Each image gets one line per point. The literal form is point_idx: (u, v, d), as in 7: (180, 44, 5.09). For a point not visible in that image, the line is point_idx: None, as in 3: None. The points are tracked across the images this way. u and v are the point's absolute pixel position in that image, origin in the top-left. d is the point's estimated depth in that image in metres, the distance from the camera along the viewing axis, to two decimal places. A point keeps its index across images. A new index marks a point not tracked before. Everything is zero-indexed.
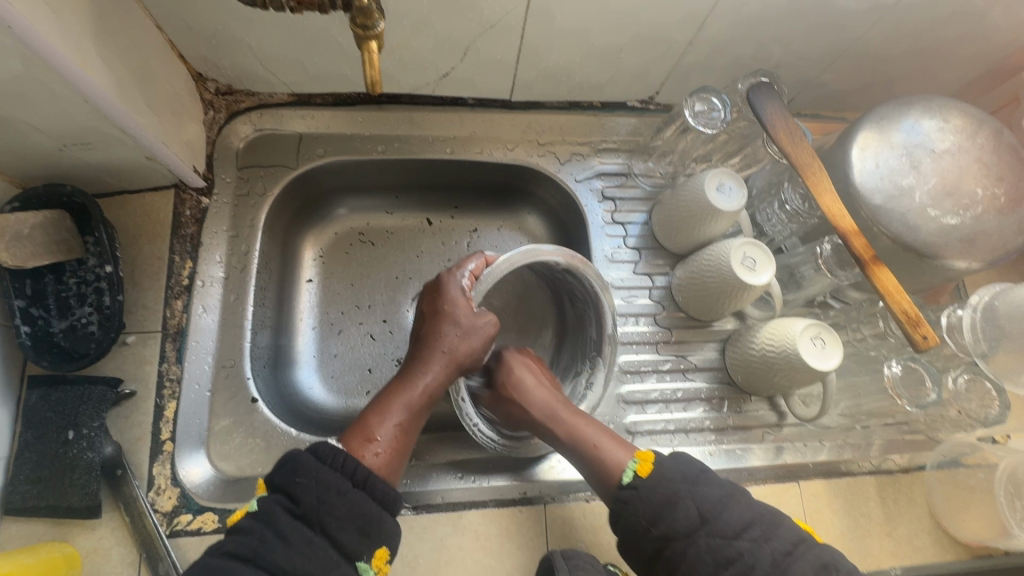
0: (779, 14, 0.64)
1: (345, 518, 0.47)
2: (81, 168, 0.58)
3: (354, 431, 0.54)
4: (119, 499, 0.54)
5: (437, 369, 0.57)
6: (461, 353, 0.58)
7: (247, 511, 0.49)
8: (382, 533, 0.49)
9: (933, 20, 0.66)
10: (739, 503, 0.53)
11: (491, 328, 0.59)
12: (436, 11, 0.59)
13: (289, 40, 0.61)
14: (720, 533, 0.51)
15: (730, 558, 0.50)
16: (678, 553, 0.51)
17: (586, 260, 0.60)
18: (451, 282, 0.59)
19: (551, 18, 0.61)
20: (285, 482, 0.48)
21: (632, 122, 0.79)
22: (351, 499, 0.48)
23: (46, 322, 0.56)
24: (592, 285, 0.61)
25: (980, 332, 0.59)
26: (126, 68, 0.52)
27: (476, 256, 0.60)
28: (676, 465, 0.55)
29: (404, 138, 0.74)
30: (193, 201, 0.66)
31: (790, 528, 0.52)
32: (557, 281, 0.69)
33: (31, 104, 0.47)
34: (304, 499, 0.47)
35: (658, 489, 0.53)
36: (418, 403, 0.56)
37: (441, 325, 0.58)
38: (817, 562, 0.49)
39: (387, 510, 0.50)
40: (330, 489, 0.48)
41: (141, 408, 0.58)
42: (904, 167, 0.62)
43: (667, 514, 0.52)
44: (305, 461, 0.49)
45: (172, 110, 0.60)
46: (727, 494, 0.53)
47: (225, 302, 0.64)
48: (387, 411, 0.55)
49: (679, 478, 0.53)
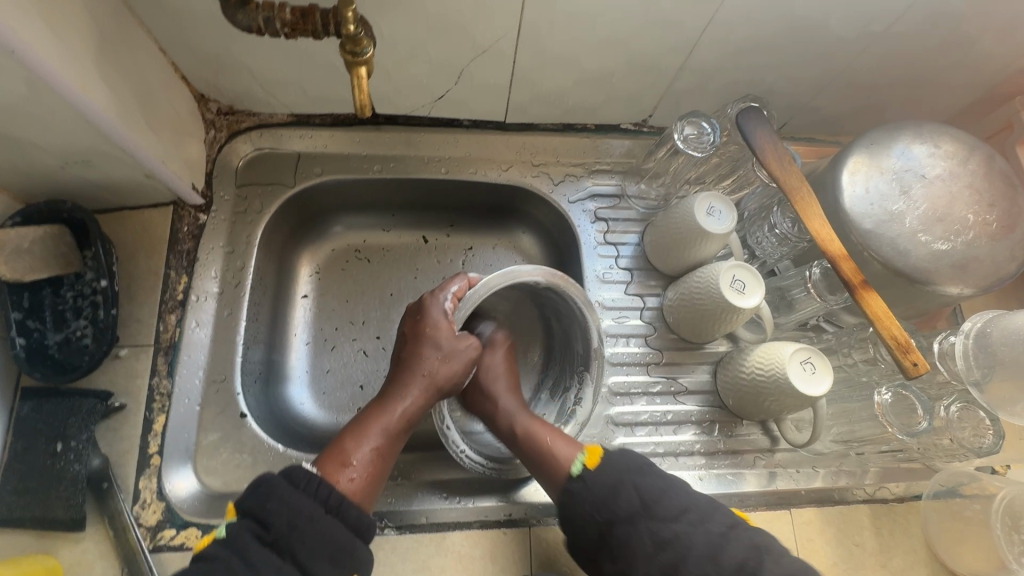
0: (767, 41, 0.65)
1: (316, 545, 0.48)
2: (83, 185, 0.59)
3: (330, 455, 0.54)
4: (104, 512, 0.54)
5: (416, 393, 0.58)
6: (440, 376, 0.59)
7: (214, 538, 0.49)
8: (355, 560, 0.49)
9: (922, 47, 0.67)
10: (676, 491, 0.54)
11: (472, 350, 0.61)
12: (430, 37, 0.60)
13: (288, 64, 0.63)
14: (658, 518, 0.52)
15: (666, 541, 0.51)
16: (622, 537, 0.53)
17: (567, 276, 0.61)
18: (433, 304, 0.60)
19: (542, 44, 0.63)
20: (257, 507, 0.49)
21: (626, 145, 0.80)
22: (323, 525, 0.49)
23: (41, 334, 0.57)
24: (575, 301, 0.62)
25: (974, 358, 0.58)
26: (128, 91, 0.54)
27: (459, 278, 0.61)
28: (620, 455, 0.57)
29: (401, 158, 0.75)
30: (191, 217, 0.68)
31: (727, 514, 0.53)
32: (541, 298, 0.69)
33: (36, 126, 0.49)
34: (275, 526, 0.48)
35: (604, 478, 0.55)
36: (396, 427, 0.57)
37: (422, 348, 0.59)
38: (750, 543, 0.50)
39: (360, 538, 0.50)
40: (301, 515, 0.48)
41: (131, 421, 0.58)
42: (894, 193, 0.62)
43: (610, 501, 0.54)
44: (277, 486, 0.50)
45: (173, 130, 0.62)
46: (667, 483, 0.55)
47: (218, 317, 0.65)
48: (364, 436, 0.56)
49: (623, 468, 0.55)
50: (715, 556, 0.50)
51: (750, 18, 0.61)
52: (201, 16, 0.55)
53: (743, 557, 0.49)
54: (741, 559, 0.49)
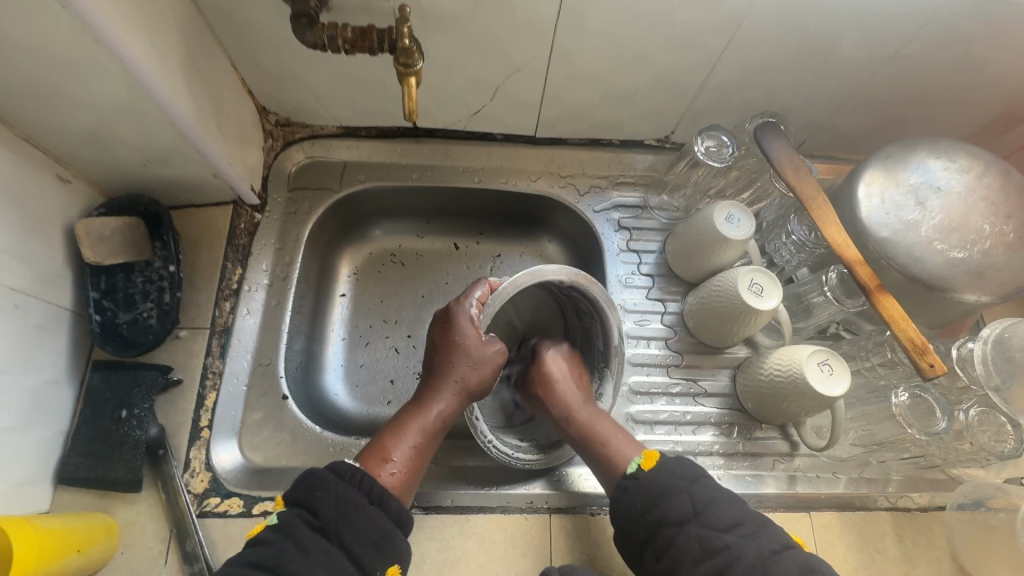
0: (783, 62, 0.69)
1: (361, 533, 0.51)
2: (159, 182, 0.66)
3: (372, 451, 0.59)
4: (158, 478, 0.59)
5: (450, 398, 0.61)
6: (472, 382, 0.62)
7: (267, 524, 0.53)
8: (396, 550, 0.53)
9: (934, 69, 0.70)
10: (731, 502, 0.54)
11: (500, 356, 0.63)
12: (470, 56, 0.66)
13: (342, 78, 0.70)
14: (710, 525, 0.53)
15: (717, 548, 0.51)
16: (668, 540, 0.53)
17: (589, 276, 0.61)
18: (460, 312, 0.62)
19: (572, 63, 0.68)
20: (306, 497, 0.53)
21: (649, 159, 0.84)
22: (367, 514, 0.52)
23: (114, 313, 0.63)
24: (597, 301, 0.63)
25: (992, 365, 0.59)
26: (205, 99, 0.61)
27: (482, 283, 0.63)
28: (676, 462, 0.57)
29: (437, 168, 0.81)
30: (248, 216, 0.74)
31: (781, 533, 0.53)
32: (562, 297, 0.71)
33: (129, 125, 0.56)
34: (324, 512, 0.51)
35: (657, 481, 0.56)
36: (432, 427, 0.61)
37: (453, 356, 0.62)
38: (803, 564, 0.50)
39: (400, 529, 0.54)
40: (348, 504, 0.52)
41: (185, 396, 0.63)
42: (909, 203, 0.65)
43: (662, 503, 0.54)
44: (325, 477, 0.53)
45: (238, 136, 0.69)
46: (721, 493, 0.55)
47: (267, 306, 0.71)
48: (402, 434, 0.60)
49: (678, 474, 0.56)
50: (766, 570, 0.50)
51: (766, 40, 0.65)
52: (271, 34, 0.63)
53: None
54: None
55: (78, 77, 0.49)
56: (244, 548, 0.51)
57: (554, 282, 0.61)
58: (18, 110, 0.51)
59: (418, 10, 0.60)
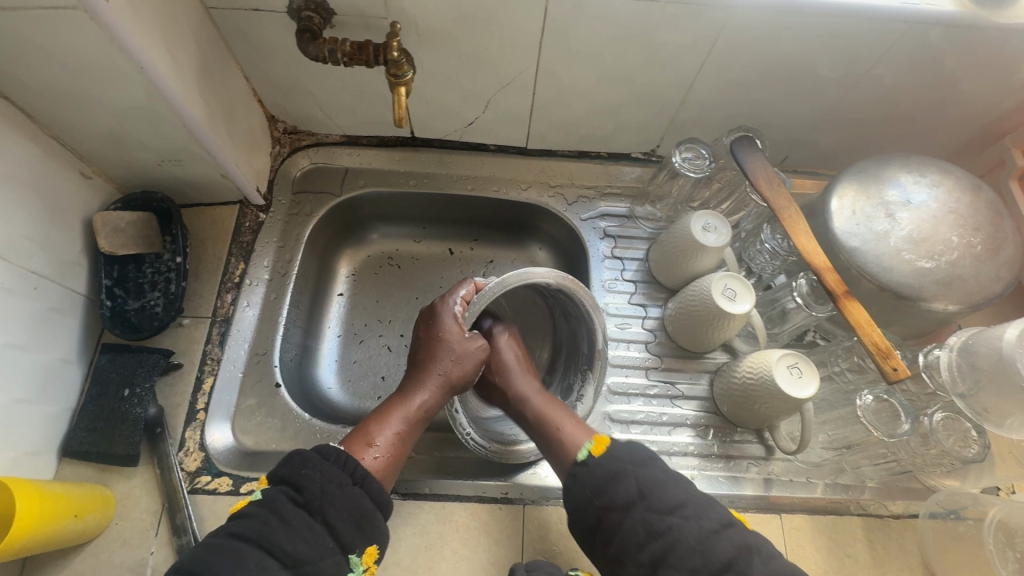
0: (759, 80, 0.73)
1: (343, 510, 0.53)
2: (172, 181, 0.72)
3: (356, 435, 0.60)
4: (154, 455, 0.63)
5: (434, 389, 0.64)
6: (454, 375, 0.64)
7: (252, 500, 0.54)
8: (375, 530, 0.55)
9: (904, 88, 0.73)
10: (677, 485, 0.56)
11: (482, 351, 0.66)
12: (463, 71, 0.72)
13: (345, 90, 0.75)
14: (654, 509, 0.54)
15: (660, 531, 0.53)
16: (615, 523, 0.55)
17: (577, 281, 0.64)
18: (444, 309, 0.66)
19: (557, 78, 0.73)
20: (291, 474, 0.54)
21: (636, 171, 0.88)
22: (349, 492, 0.54)
23: (124, 300, 0.68)
24: (583, 305, 0.65)
25: (958, 372, 0.60)
26: (217, 106, 0.67)
27: (466, 282, 0.67)
28: (627, 448, 0.58)
29: (433, 175, 0.86)
30: (253, 215, 0.79)
31: (723, 512, 0.55)
32: (552, 299, 0.74)
33: (147, 127, 0.61)
34: (308, 489, 0.53)
35: (606, 466, 0.57)
36: (415, 416, 0.63)
37: (436, 349, 0.64)
38: (741, 542, 0.52)
39: (379, 511, 0.56)
40: (332, 482, 0.54)
41: (185, 379, 0.68)
42: (879, 215, 0.67)
43: (610, 488, 0.56)
44: (311, 457, 0.55)
45: (247, 141, 0.75)
46: (667, 477, 0.56)
47: (266, 300, 0.75)
48: (386, 421, 0.62)
49: (625, 459, 0.57)
50: (704, 550, 0.51)
51: (739, 59, 0.69)
52: (279, 48, 0.69)
53: (731, 555, 0.51)
54: (730, 555, 0.51)
55: (102, 82, 0.54)
56: (229, 521, 0.53)
57: (541, 284, 0.63)
58: (49, 110, 0.57)
59: (413, 27, 0.65)
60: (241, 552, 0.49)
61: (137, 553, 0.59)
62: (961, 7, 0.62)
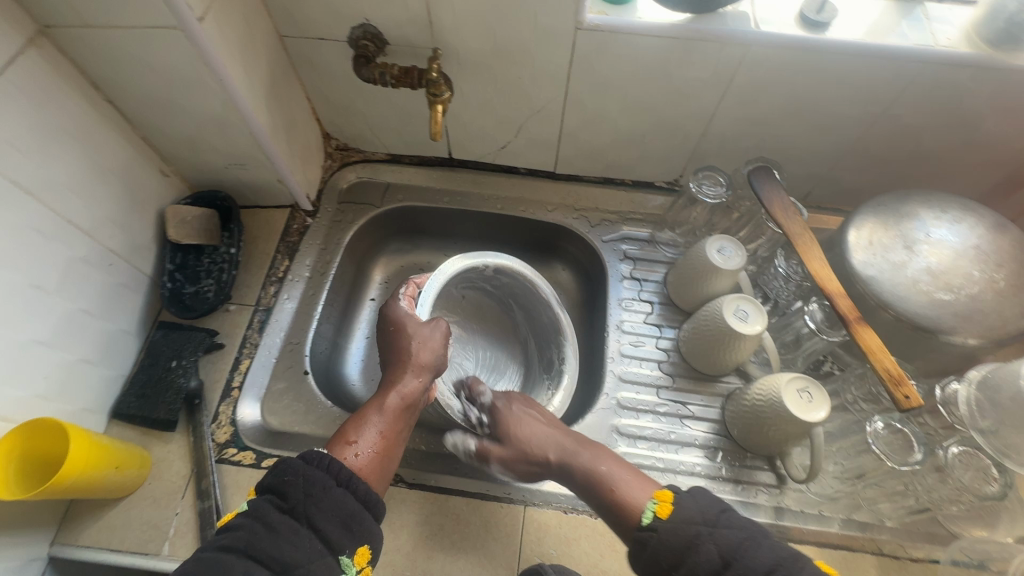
0: (778, 115, 0.76)
1: (329, 512, 0.50)
2: (235, 183, 0.81)
3: (335, 438, 0.59)
4: (190, 424, 0.69)
5: (406, 379, 0.63)
6: (422, 361, 0.64)
7: (237, 512, 0.51)
8: (365, 531, 0.51)
9: (924, 128, 0.75)
10: (763, 544, 0.48)
11: (442, 330, 0.67)
12: (497, 97, 0.79)
13: (392, 112, 0.84)
14: None
15: None
16: None
17: (513, 259, 0.77)
18: (394, 307, 0.68)
19: (584, 106, 0.78)
20: (274, 482, 0.51)
21: (659, 199, 0.92)
22: (334, 495, 0.51)
23: (181, 284, 0.76)
24: (522, 277, 0.77)
25: (977, 406, 0.59)
26: (281, 119, 0.76)
27: (407, 283, 0.71)
28: (693, 504, 0.51)
29: (466, 194, 0.92)
30: (301, 219, 0.87)
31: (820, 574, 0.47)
32: (505, 291, 0.83)
33: (219, 133, 0.70)
34: (291, 494, 0.50)
35: (677, 530, 0.50)
36: (393, 407, 0.61)
37: (398, 342, 0.66)
38: None
39: (367, 511, 0.53)
40: (315, 485, 0.51)
41: (225, 358, 0.74)
42: (896, 246, 0.68)
43: (686, 558, 0.49)
44: (293, 462, 0.52)
45: (303, 153, 0.84)
46: (749, 535, 0.49)
47: (304, 295, 0.81)
48: (365, 419, 0.60)
49: (698, 519, 0.50)
50: None
51: (758, 93, 0.73)
52: (337, 73, 0.78)
53: None
54: None
55: (188, 92, 0.64)
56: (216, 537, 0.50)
57: (483, 266, 0.75)
58: (142, 114, 0.67)
59: (455, 56, 0.73)
60: (228, 561, 0.46)
61: (164, 511, 0.64)
62: (974, 49, 0.65)
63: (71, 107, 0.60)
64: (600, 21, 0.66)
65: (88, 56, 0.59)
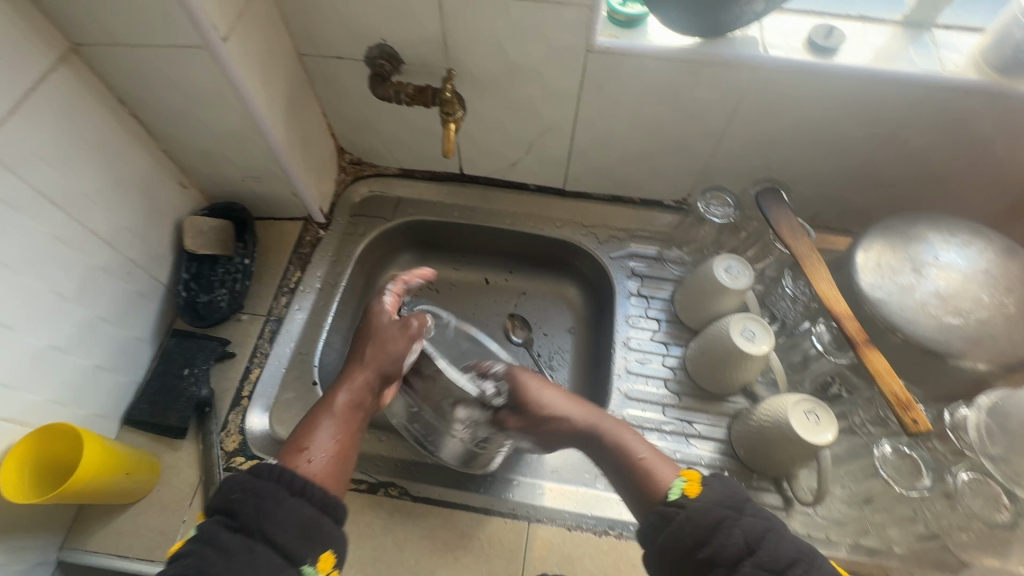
0: (786, 136, 0.77)
1: (283, 523, 0.49)
2: (250, 195, 0.83)
3: (289, 445, 0.57)
4: (200, 431, 0.70)
5: (361, 379, 0.60)
6: (380, 359, 0.61)
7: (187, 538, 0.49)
8: (325, 535, 0.50)
9: (932, 151, 0.75)
10: (784, 536, 0.50)
11: (404, 325, 0.62)
12: (508, 116, 0.80)
13: (405, 128, 0.85)
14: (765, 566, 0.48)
15: None
16: None
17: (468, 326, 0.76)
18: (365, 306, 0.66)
19: (593, 125, 0.80)
20: (222, 502, 0.50)
21: (667, 217, 0.92)
22: (288, 505, 0.50)
23: (196, 294, 0.77)
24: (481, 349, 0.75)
25: (987, 433, 0.58)
26: (297, 133, 0.77)
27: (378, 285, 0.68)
28: (723, 485, 0.53)
29: (476, 209, 0.93)
30: (314, 231, 0.89)
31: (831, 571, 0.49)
32: None
33: (237, 147, 0.72)
34: (241, 513, 0.49)
35: (703, 510, 0.51)
36: (345, 410, 0.59)
37: (359, 341, 0.63)
38: None
39: (326, 514, 0.52)
40: (265, 499, 0.50)
41: (235, 367, 0.75)
42: (904, 268, 0.68)
43: (712, 539, 0.49)
44: (241, 478, 0.51)
45: (317, 166, 0.86)
46: (772, 526, 0.50)
47: (315, 305, 0.82)
48: (318, 423, 0.58)
49: (725, 503, 0.51)
50: None
51: (766, 114, 0.74)
52: (352, 90, 0.80)
53: None
54: None
55: (209, 108, 0.66)
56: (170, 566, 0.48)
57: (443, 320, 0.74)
58: (164, 128, 0.69)
59: (468, 76, 0.75)
60: None
61: (171, 519, 0.65)
62: (981, 76, 0.66)
63: (99, 121, 0.62)
64: (610, 44, 0.67)
65: (116, 73, 0.61)
